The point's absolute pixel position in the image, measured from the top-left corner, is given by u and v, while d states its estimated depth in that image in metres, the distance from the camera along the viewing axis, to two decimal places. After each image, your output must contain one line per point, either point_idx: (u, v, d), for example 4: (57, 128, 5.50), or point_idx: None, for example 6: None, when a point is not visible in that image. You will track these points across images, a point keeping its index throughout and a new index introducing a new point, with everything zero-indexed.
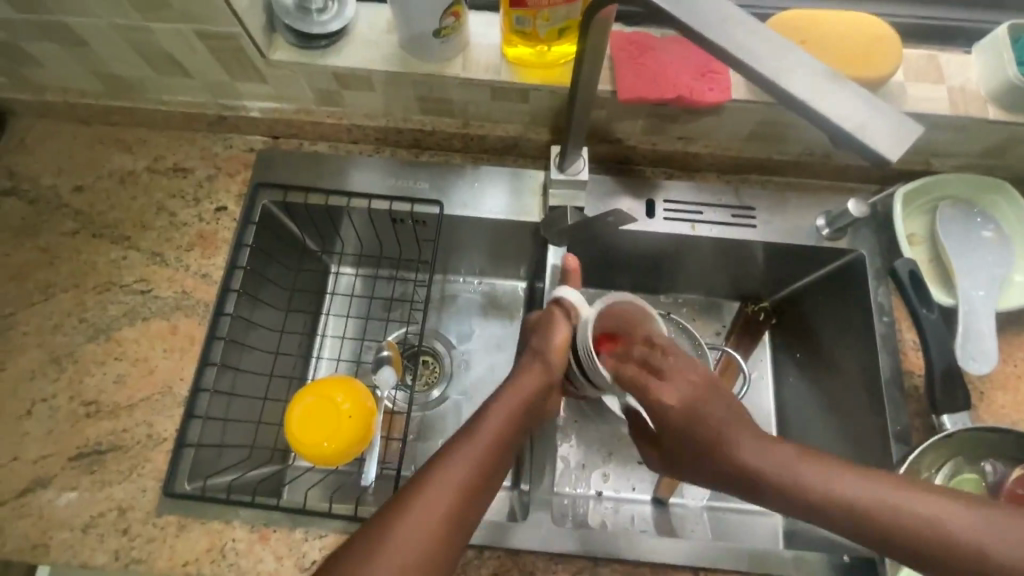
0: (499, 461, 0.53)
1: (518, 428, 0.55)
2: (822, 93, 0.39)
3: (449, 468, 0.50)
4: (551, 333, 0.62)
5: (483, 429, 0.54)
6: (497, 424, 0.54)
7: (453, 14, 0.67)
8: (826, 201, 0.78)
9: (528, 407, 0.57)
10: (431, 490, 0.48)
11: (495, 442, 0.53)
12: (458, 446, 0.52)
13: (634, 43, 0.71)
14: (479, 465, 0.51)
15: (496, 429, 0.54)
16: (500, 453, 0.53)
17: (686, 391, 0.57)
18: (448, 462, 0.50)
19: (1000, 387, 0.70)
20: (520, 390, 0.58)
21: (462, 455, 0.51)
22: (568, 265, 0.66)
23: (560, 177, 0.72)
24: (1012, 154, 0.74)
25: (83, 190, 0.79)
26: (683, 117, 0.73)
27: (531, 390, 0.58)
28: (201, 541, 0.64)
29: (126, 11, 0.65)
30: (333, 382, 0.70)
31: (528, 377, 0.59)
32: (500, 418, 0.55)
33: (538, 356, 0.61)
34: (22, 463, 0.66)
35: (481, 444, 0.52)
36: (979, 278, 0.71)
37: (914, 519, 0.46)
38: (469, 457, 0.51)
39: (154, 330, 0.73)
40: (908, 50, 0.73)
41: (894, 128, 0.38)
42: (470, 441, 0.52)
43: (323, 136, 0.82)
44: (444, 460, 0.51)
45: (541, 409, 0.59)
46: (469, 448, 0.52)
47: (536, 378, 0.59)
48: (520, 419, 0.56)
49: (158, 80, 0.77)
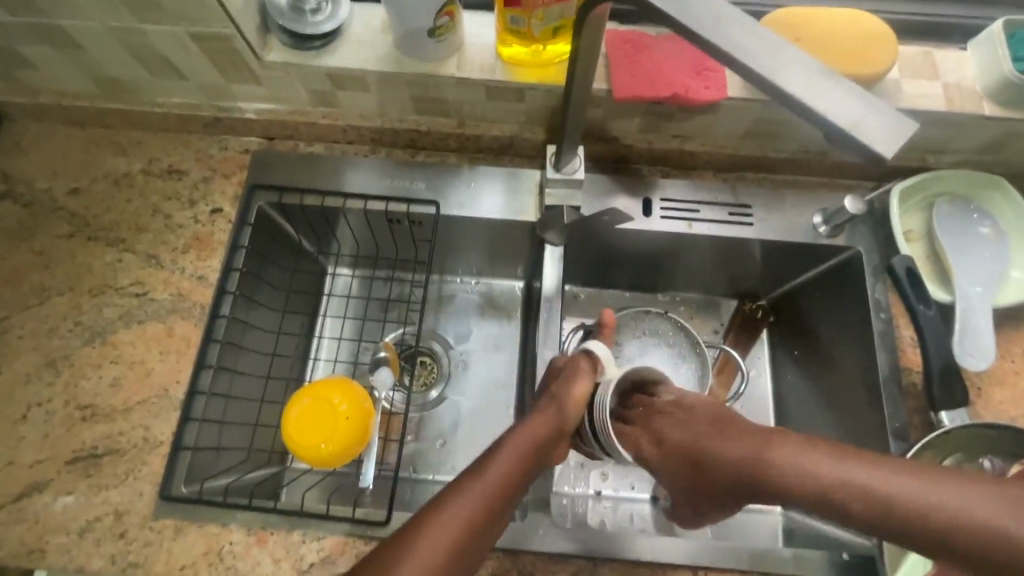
0: (504, 505, 0.52)
1: (527, 473, 0.54)
2: (817, 90, 0.39)
3: (454, 507, 0.49)
4: (574, 382, 0.61)
5: (491, 470, 0.53)
6: (507, 466, 0.53)
7: (447, 13, 0.66)
8: (822, 198, 0.78)
9: (538, 450, 0.56)
10: (436, 528, 0.47)
11: (502, 484, 0.52)
12: (466, 486, 0.51)
13: (629, 41, 0.71)
14: (486, 506, 0.50)
15: (504, 469, 0.53)
16: (506, 495, 0.52)
17: (673, 417, 0.58)
18: (454, 501, 0.49)
19: (998, 383, 0.70)
20: (530, 431, 0.57)
21: (468, 495, 0.50)
22: (604, 319, 0.70)
23: (556, 176, 0.72)
24: (1008, 150, 0.74)
25: (78, 193, 0.78)
26: (678, 115, 0.73)
27: (542, 432, 0.58)
28: (198, 544, 0.64)
29: (119, 12, 0.65)
30: (330, 383, 0.69)
31: (542, 418, 0.59)
32: (509, 458, 0.54)
33: (555, 399, 0.60)
34: (18, 467, 0.66)
35: (488, 484, 0.51)
36: (976, 274, 0.71)
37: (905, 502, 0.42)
38: (475, 497, 0.50)
39: (150, 332, 0.72)
40: (904, 46, 0.73)
41: (889, 125, 0.38)
42: (479, 481, 0.51)
43: (318, 137, 0.82)
44: (451, 498, 0.50)
45: (550, 455, 0.59)
46: (476, 487, 0.51)
47: (549, 421, 0.59)
48: (530, 462, 0.55)
49: (152, 82, 0.77)
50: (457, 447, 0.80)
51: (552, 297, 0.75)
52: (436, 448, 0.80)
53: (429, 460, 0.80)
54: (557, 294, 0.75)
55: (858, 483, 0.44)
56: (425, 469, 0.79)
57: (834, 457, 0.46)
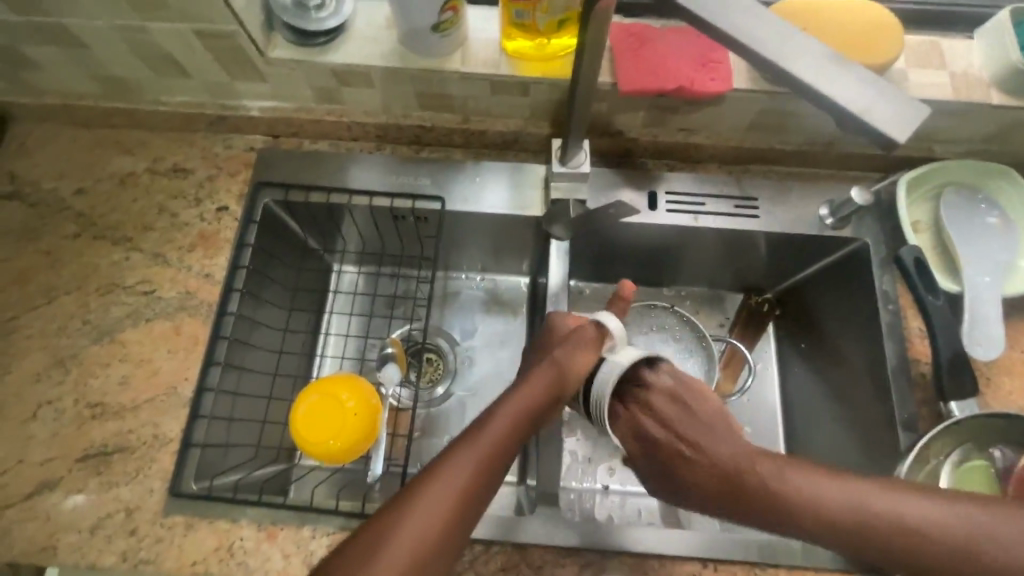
0: (497, 471, 0.51)
1: (520, 438, 0.54)
2: (828, 76, 0.39)
3: (444, 476, 0.49)
4: (577, 351, 0.60)
5: (484, 436, 0.52)
6: (501, 430, 0.53)
7: (451, 8, 0.66)
8: (828, 189, 0.78)
9: (532, 415, 0.56)
10: (426, 498, 0.48)
11: (494, 452, 0.52)
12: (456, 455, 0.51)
13: (633, 34, 0.71)
14: (481, 470, 0.50)
15: (498, 436, 0.53)
16: (499, 462, 0.52)
17: (672, 412, 0.58)
18: (444, 471, 0.50)
19: (1007, 373, 0.69)
20: (527, 398, 0.56)
21: (459, 464, 0.50)
22: (624, 290, 0.65)
23: (562, 171, 0.72)
24: (1016, 139, 0.74)
25: (84, 193, 0.79)
26: (683, 108, 0.73)
27: (538, 397, 0.57)
28: (209, 540, 0.64)
29: (124, 11, 0.65)
30: (338, 380, 0.70)
31: (538, 383, 0.58)
32: (502, 426, 0.54)
33: (555, 366, 0.59)
34: (29, 465, 0.66)
35: (480, 451, 0.51)
36: (984, 264, 0.71)
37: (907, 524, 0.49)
38: (466, 466, 0.50)
39: (158, 331, 0.73)
40: (910, 36, 0.73)
41: (900, 111, 0.38)
42: (470, 449, 0.51)
43: (323, 134, 0.82)
44: (446, 463, 0.50)
45: (547, 418, 0.58)
46: (467, 456, 0.51)
47: (546, 388, 0.58)
48: (524, 429, 0.55)
49: (157, 81, 0.77)
50: None
51: (559, 290, 0.75)
52: (444, 444, 0.80)
53: (437, 456, 0.80)
54: (564, 288, 0.75)
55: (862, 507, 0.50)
56: None
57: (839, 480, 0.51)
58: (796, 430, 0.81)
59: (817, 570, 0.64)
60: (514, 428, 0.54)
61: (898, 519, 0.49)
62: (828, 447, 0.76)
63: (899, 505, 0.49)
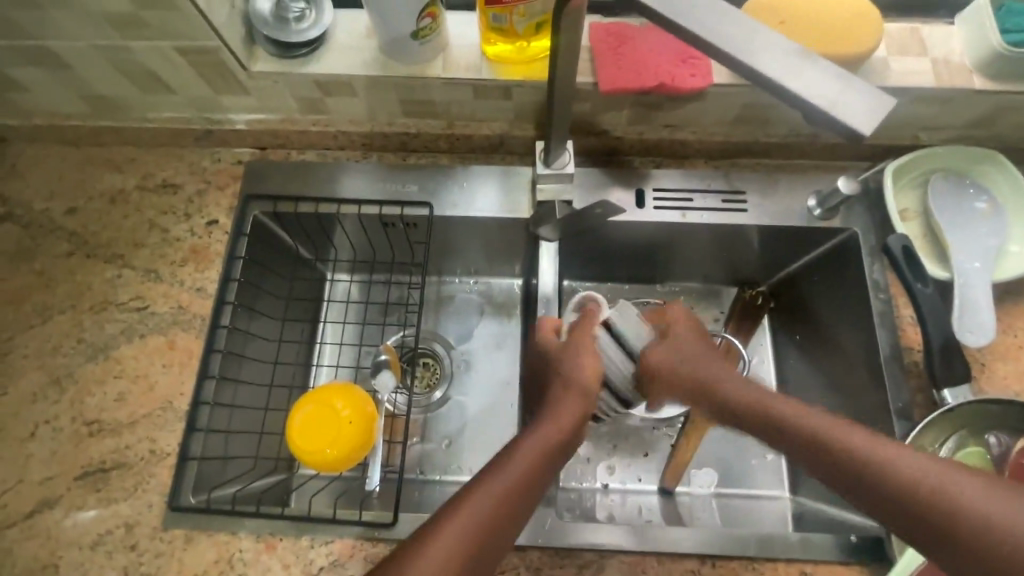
0: (523, 505, 0.51)
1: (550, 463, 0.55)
2: (793, 72, 0.39)
3: (476, 500, 0.49)
4: (582, 367, 0.62)
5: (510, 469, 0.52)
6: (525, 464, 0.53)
7: (429, 15, 0.67)
8: (817, 180, 0.78)
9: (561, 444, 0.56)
10: (461, 521, 0.47)
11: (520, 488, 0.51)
12: (489, 481, 0.51)
13: (613, 33, 0.71)
14: (506, 503, 0.50)
15: (528, 461, 0.53)
16: (530, 488, 0.52)
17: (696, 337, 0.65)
18: (476, 495, 0.49)
19: (1001, 357, 0.69)
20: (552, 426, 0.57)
21: (493, 488, 0.50)
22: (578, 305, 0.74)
23: (546, 172, 0.72)
24: (1002, 123, 0.74)
25: (75, 212, 0.79)
26: (666, 105, 0.73)
27: (568, 418, 0.58)
28: (209, 552, 0.64)
29: (105, 30, 0.66)
30: (333, 389, 0.70)
31: (566, 408, 0.59)
32: (530, 452, 0.54)
33: (572, 384, 0.61)
34: (29, 484, 0.67)
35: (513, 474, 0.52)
36: (973, 250, 0.70)
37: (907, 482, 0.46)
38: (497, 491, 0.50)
39: (152, 346, 0.73)
40: (891, 25, 0.73)
41: (869, 104, 0.38)
42: (500, 478, 0.51)
43: (310, 144, 0.82)
44: (473, 492, 0.50)
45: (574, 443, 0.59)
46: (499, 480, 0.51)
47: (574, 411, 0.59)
48: (553, 457, 0.55)
49: (142, 98, 0.77)
50: (462, 447, 0.81)
51: (551, 291, 0.76)
52: (442, 449, 0.81)
53: (436, 461, 0.80)
54: (556, 290, 0.76)
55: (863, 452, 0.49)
56: (432, 470, 0.79)
57: (843, 425, 0.51)
58: None
59: (816, 563, 0.64)
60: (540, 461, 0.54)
61: (894, 475, 0.47)
62: None
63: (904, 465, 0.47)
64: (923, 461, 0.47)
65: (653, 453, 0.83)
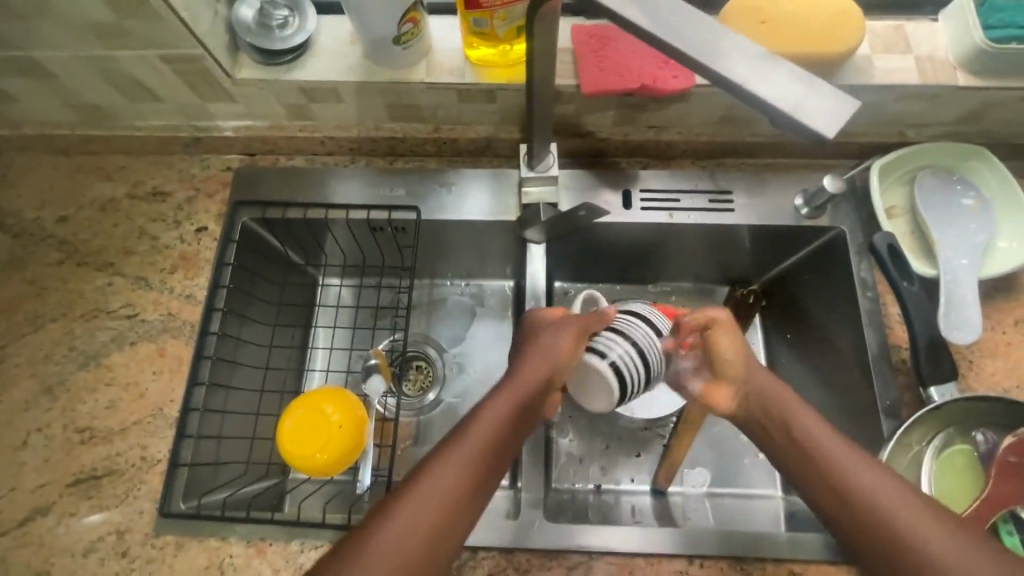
0: (483, 475, 0.50)
1: (513, 431, 0.54)
2: (756, 75, 0.39)
3: (436, 475, 0.49)
4: (558, 334, 0.59)
5: (467, 442, 0.51)
6: (484, 435, 0.52)
7: (410, 20, 0.67)
8: (804, 178, 0.77)
9: (522, 410, 0.55)
10: (419, 497, 0.47)
11: (478, 460, 0.50)
12: (447, 452, 0.50)
13: (594, 36, 0.71)
14: (464, 477, 0.49)
15: (489, 429, 0.52)
16: (490, 459, 0.51)
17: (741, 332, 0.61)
18: (435, 471, 0.49)
19: (989, 355, 0.69)
20: (512, 393, 0.55)
21: (450, 461, 0.50)
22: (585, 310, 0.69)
23: (531, 174, 0.73)
24: (990, 118, 0.74)
25: (66, 221, 0.80)
26: (651, 106, 0.73)
27: (532, 383, 0.56)
28: (199, 558, 0.65)
29: (89, 40, 0.66)
30: (323, 393, 0.70)
31: (532, 369, 0.57)
32: (492, 421, 0.53)
33: (543, 352, 0.58)
34: (21, 492, 0.67)
35: (471, 445, 0.51)
36: (961, 247, 0.70)
37: (859, 490, 0.48)
38: (456, 465, 0.50)
39: (143, 353, 0.74)
40: (875, 22, 0.73)
41: (833, 105, 0.38)
42: (457, 451, 0.50)
43: (298, 150, 0.82)
44: (431, 469, 0.49)
45: (543, 408, 0.58)
46: (457, 454, 0.50)
47: (541, 374, 0.57)
48: (512, 424, 0.54)
49: (131, 106, 0.78)
50: None
51: (541, 292, 0.76)
52: None
53: None
54: (543, 291, 0.77)
55: (832, 455, 0.51)
56: None
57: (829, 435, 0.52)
58: None
59: (805, 562, 0.64)
60: (497, 431, 0.53)
61: (849, 480, 0.49)
62: None
63: (865, 477, 0.49)
64: (889, 486, 0.48)
65: (645, 453, 0.83)
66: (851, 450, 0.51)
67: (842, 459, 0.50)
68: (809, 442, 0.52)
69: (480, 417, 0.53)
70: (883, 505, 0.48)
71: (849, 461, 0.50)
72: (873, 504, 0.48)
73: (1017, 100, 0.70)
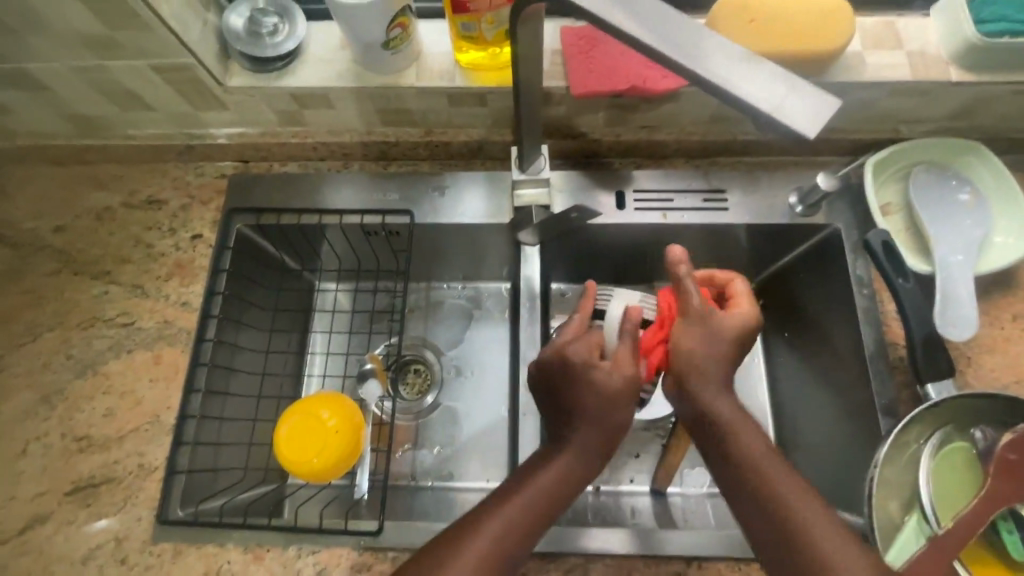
0: (529, 539, 0.51)
1: (568, 492, 0.54)
2: (736, 76, 0.39)
3: (483, 530, 0.50)
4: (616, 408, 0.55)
5: (514, 503, 0.52)
6: (531, 499, 0.52)
7: (399, 25, 0.67)
8: (798, 176, 0.77)
9: (572, 477, 0.54)
10: (469, 550, 0.49)
11: (526, 522, 0.52)
12: (494, 513, 0.51)
13: (583, 37, 0.71)
14: (509, 541, 0.50)
15: (535, 493, 0.53)
16: (538, 518, 0.52)
17: (739, 334, 0.56)
18: (485, 525, 0.51)
19: (987, 351, 0.69)
20: (564, 460, 0.54)
21: (500, 518, 0.51)
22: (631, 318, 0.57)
23: (522, 177, 0.72)
24: (983, 113, 0.73)
25: (63, 231, 0.80)
26: (642, 107, 0.73)
27: (584, 455, 0.55)
28: (197, 564, 0.65)
29: (80, 51, 0.67)
30: (319, 399, 0.70)
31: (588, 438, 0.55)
32: (546, 479, 0.53)
33: (604, 421, 0.55)
34: (20, 500, 0.68)
35: (520, 502, 0.52)
36: (957, 242, 0.70)
37: (810, 543, 0.47)
38: (505, 522, 0.51)
39: (139, 361, 0.74)
40: (866, 19, 0.72)
41: (812, 104, 0.37)
42: (503, 515, 0.51)
43: (291, 156, 0.83)
44: (473, 532, 0.50)
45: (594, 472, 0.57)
46: (509, 512, 0.51)
47: (600, 442, 0.55)
48: (560, 491, 0.54)
49: (124, 116, 0.78)
50: (453, 452, 0.81)
51: (536, 294, 0.76)
52: (433, 455, 0.81)
53: (427, 466, 0.80)
54: (536, 294, 0.76)
55: (789, 502, 0.49)
56: (423, 476, 0.80)
57: (771, 455, 0.52)
58: (784, 419, 0.80)
59: None
60: (546, 494, 0.53)
61: (803, 531, 0.48)
62: (813, 435, 0.76)
63: (821, 530, 0.48)
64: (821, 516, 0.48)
65: (644, 454, 0.82)
66: (792, 477, 0.50)
67: (800, 510, 0.49)
68: (765, 485, 0.50)
69: (527, 482, 0.53)
70: (830, 558, 0.46)
71: (803, 508, 0.49)
72: (799, 527, 0.48)
73: (1010, 95, 0.70)
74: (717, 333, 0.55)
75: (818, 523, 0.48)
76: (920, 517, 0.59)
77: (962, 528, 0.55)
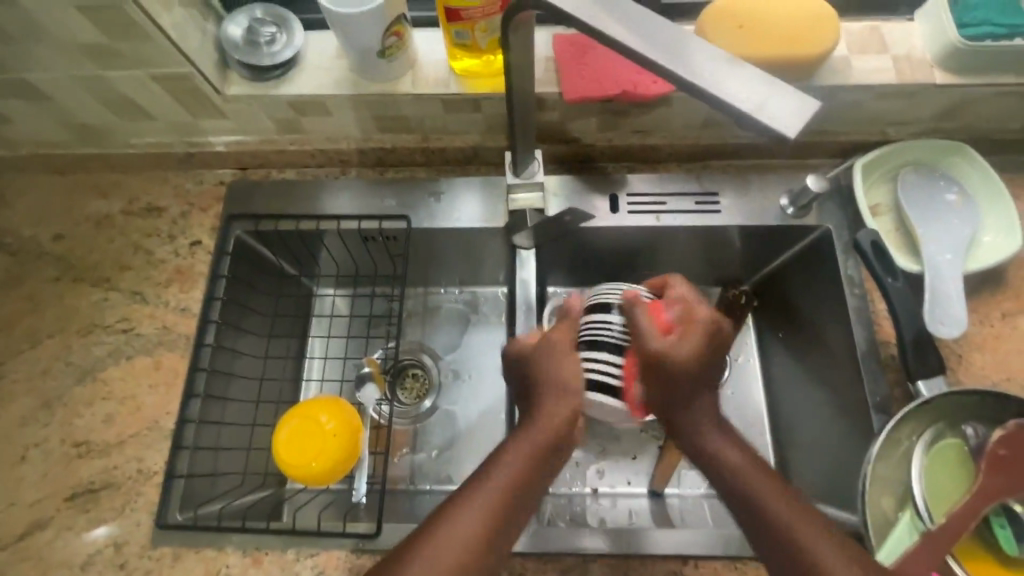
0: (507, 518, 0.51)
1: (541, 467, 0.54)
2: (719, 77, 0.40)
3: (459, 517, 0.50)
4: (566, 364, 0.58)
5: (489, 484, 0.52)
6: (506, 477, 0.53)
7: (395, 33, 0.69)
8: (788, 178, 0.78)
9: (545, 446, 0.54)
10: (446, 533, 0.50)
11: (502, 502, 0.52)
12: (470, 495, 0.52)
13: (575, 44, 0.73)
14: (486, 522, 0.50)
15: (507, 473, 0.53)
16: (514, 500, 0.52)
17: (700, 353, 0.55)
18: (460, 512, 0.51)
19: (978, 349, 0.69)
20: (533, 432, 0.55)
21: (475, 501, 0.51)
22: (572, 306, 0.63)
23: (516, 182, 0.74)
24: (968, 115, 0.75)
25: (63, 239, 0.81)
26: (634, 111, 0.75)
27: (551, 426, 0.55)
28: (196, 568, 0.65)
29: (82, 61, 0.68)
30: (318, 402, 0.71)
31: (552, 411, 0.56)
32: (516, 460, 0.53)
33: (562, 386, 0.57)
34: (20, 506, 0.68)
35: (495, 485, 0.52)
36: (945, 242, 0.71)
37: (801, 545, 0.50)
38: (482, 506, 0.51)
39: (139, 366, 0.75)
40: (852, 24, 0.74)
41: (793, 106, 0.38)
42: (477, 496, 0.51)
43: (290, 163, 0.84)
44: (450, 516, 0.50)
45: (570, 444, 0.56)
46: (482, 496, 0.51)
47: (563, 413, 0.56)
48: (533, 466, 0.53)
49: (124, 124, 0.79)
50: (451, 456, 0.81)
51: (532, 298, 0.77)
52: (431, 459, 0.81)
53: (424, 471, 0.81)
54: (531, 296, 0.77)
55: (788, 525, 0.51)
56: (421, 480, 0.80)
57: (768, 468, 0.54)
58: (779, 419, 0.81)
59: None
60: (520, 471, 0.53)
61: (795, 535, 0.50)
62: (810, 435, 0.76)
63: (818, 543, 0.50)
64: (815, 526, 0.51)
65: (641, 456, 0.83)
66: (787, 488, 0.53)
67: (799, 531, 0.50)
68: (762, 509, 0.52)
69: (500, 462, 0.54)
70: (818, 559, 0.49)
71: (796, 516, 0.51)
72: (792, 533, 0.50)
73: (994, 97, 0.71)
74: (695, 348, 0.56)
75: (809, 528, 0.51)
76: (913, 514, 0.59)
77: (953, 522, 0.56)
